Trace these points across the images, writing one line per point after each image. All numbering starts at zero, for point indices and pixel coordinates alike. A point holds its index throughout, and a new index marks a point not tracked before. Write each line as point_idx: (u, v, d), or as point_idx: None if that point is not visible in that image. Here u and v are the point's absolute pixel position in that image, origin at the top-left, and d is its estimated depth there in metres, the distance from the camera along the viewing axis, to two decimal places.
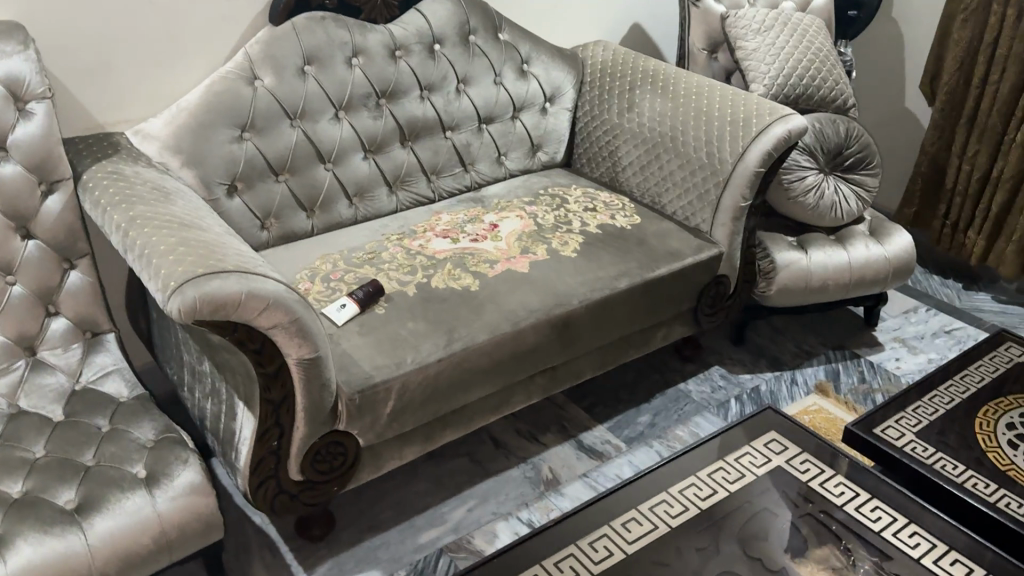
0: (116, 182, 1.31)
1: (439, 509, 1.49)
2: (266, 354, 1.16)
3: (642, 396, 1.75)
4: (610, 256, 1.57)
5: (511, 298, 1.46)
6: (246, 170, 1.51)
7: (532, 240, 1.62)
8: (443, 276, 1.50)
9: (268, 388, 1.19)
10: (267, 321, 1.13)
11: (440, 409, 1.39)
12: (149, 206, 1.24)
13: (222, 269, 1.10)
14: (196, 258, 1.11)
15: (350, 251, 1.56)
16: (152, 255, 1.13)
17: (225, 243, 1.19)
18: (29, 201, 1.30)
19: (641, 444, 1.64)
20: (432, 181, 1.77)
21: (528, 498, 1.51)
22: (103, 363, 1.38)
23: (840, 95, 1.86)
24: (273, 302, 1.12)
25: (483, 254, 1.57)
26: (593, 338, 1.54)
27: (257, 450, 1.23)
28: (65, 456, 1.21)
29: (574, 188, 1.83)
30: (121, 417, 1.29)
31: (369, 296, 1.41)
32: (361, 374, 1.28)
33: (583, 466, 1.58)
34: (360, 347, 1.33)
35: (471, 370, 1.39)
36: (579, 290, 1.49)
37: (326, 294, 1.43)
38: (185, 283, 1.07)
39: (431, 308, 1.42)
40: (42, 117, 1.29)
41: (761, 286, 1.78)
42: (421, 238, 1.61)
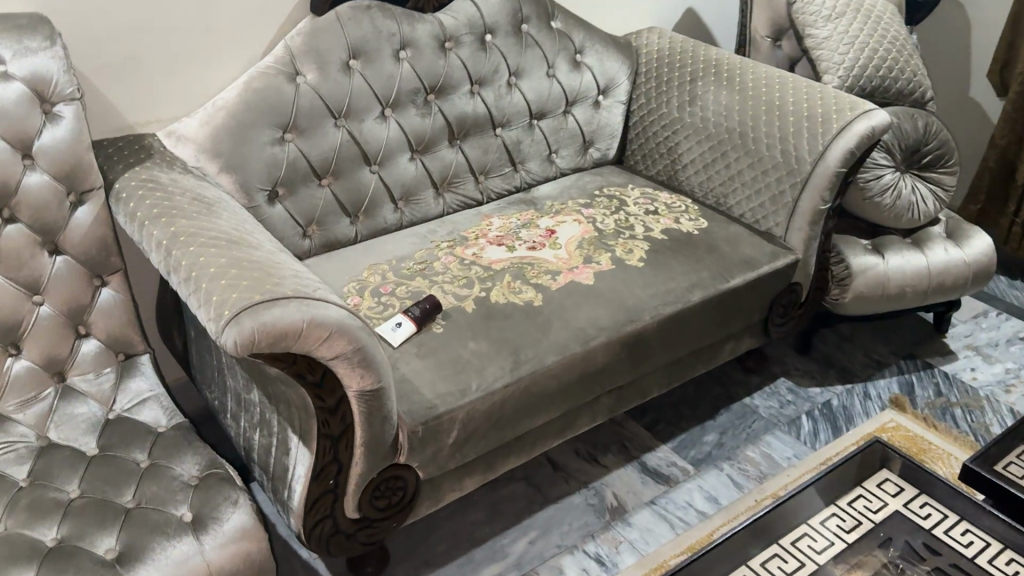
0: (153, 192, 1.19)
1: (498, 541, 1.38)
2: (326, 387, 1.05)
3: (707, 412, 1.64)
4: (681, 264, 1.45)
5: (579, 313, 1.34)
6: (288, 173, 1.40)
7: (594, 247, 1.48)
8: (501, 290, 1.37)
9: (326, 421, 1.07)
10: (328, 351, 1.02)
11: (503, 437, 1.28)
12: (193, 221, 1.13)
13: (281, 294, 0.99)
14: (251, 281, 1.00)
15: (399, 261, 1.44)
16: (199, 279, 1.02)
17: (280, 263, 1.08)
18: (58, 213, 1.18)
19: (710, 465, 1.52)
20: (481, 182, 1.64)
21: (593, 529, 1.40)
22: (137, 389, 1.26)
23: (918, 88, 1.74)
24: (335, 331, 1.01)
25: (544, 264, 1.43)
26: (663, 355, 1.42)
27: (313, 489, 1.12)
28: (103, 497, 1.11)
29: (633, 188, 1.70)
30: (160, 450, 1.18)
31: (426, 313, 1.29)
32: (423, 403, 1.16)
33: (650, 492, 1.47)
34: (420, 373, 1.21)
35: (538, 394, 1.27)
36: (650, 303, 1.36)
37: (378, 311, 1.31)
38: (240, 312, 0.96)
39: (494, 325, 1.29)
40: (71, 120, 1.17)
41: (833, 293, 1.67)
42: (474, 245, 1.49)
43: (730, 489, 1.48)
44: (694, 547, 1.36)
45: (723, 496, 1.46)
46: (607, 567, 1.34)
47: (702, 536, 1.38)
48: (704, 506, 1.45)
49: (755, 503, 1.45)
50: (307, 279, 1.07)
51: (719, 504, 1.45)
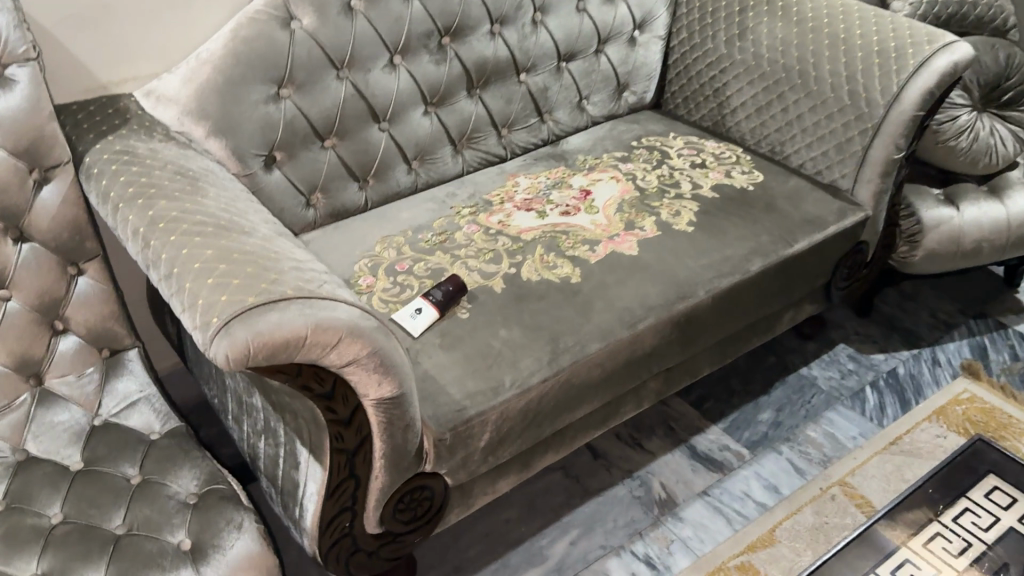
0: (128, 167, 1.02)
1: (536, 542, 1.24)
2: (338, 397, 0.89)
3: (759, 386, 1.48)
4: (736, 228, 1.28)
5: (624, 289, 1.17)
6: (287, 135, 1.22)
7: (636, 211, 1.31)
8: (533, 266, 1.20)
9: (340, 435, 0.92)
10: (339, 358, 0.86)
11: (541, 434, 1.12)
12: (175, 202, 0.96)
13: (280, 294, 0.83)
14: (243, 278, 0.84)
15: (415, 232, 1.27)
16: (182, 276, 0.85)
17: (280, 251, 0.91)
18: (19, 195, 1.00)
19: (767, 449, 1.38)
20: (504, 135, 1.46)
21: (641, 526, 1.26)
22: (124, 391, 1.11)
23: (999, 14, 1.53)
24: (346, 336, 0.85)
25: (580, 232, 1.26)
26: (717, 332, 1.25)
27: (328, 508, 0.97)
28: (88, 522, 0.96)
29: (675, 137, 1.52)
30: (153, 463, 1.03)
31: (448, 298, 1.12)
32: (449, 406, 1.01)
33: (702, 481, 1.32)
34: (445, 369, 1.05)
35: (580, 386, 1.11)
36: (704, 276, 1.19)
37: (395, 293, 1.15)
38: (231, 319, 0.80)
39: (527, 307, 1.13)
40: (26, 85, 0.99)
41: (901, 250, 1.49)
42: (500, 211, 1.32)
43: (791, 476, 1.33)
44: (755, 547, 1.22)
45: (784, 485, 1.32)
46: (659, 571, 1.20)
47: (762, 532, 1.24)
48: (764, 497, 1.30)
49: (820, 492, 1.30)
50: (312, 270, 0.90)
51: (779, 494, 1.31)
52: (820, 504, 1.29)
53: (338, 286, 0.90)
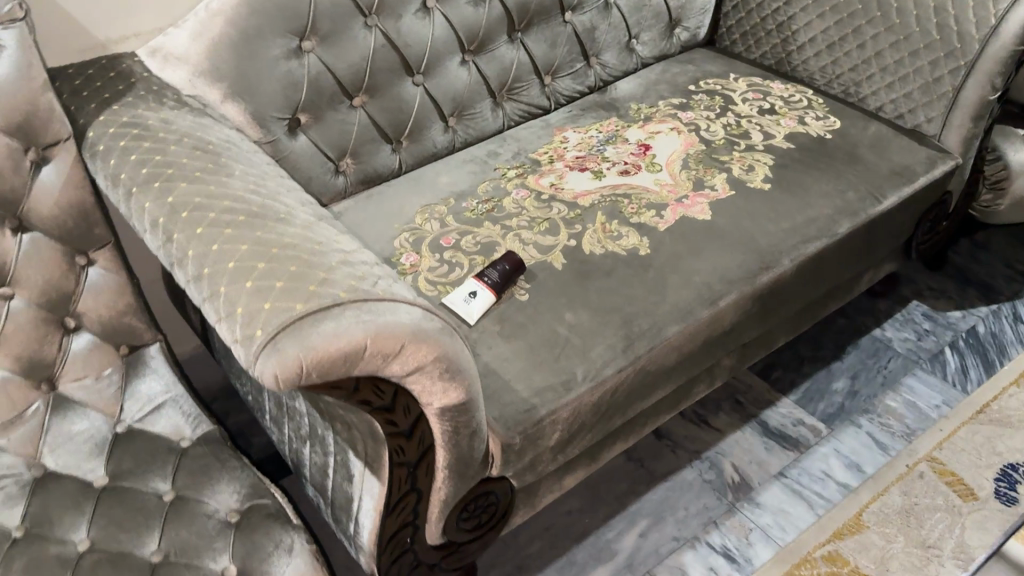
0: (139, 142, 0.88)
1: (602, 535, 1.14)
2: (399, 409, 0.78)
3: (829, 352, 1.37)
4: (816, 184, 1.14)
5: (699, 259, 1.04)
6: (312, 95, 1.08)
7: (702, 168, 1.17)
8: (594, 236, 1.06)
9: (400, 449, 0.81)
10: (402, 368, 0.74)
11: (612, 425, 1.01)
12: (197, 185, 0.82)
13: (332, 299, 0.70)
14: (287, 278, 0.72)
15: (459, 199, 1.14)
16: (215, 278, 0.73)
17: (324, 242, 0.78)
18: (15, 176, 0.86)
19: (844, 422, 1.27)
20: (548, 83, 1.32)
21: (715, 514, 1.16)
22: (147, 394, 1.00)
23: None
24: (410, 343, 0.73)
25: (644, 194, 1.13)
26: (796, 302, 1.13)
27: (387, 525, 0.86)
28: (121, 548, 0.85)
29: (736, 80, 1.37)
30: (187, 476, 0.92)
31: (505, 280, 0.99)
32: (516, 406, 0.89)
33: (778, 461, 1.22)
34: (508, 362, 0.93)
35: (656, 372, 1.00)
36: (787, 242, 1.07)
37: (443, 273, 1.02)
38: (278, 333, 0.67)
39: (594, 285, 1.00)
40: (15, 50, 0.84)
41: (985, 199, 1.37)
42: (551, 171, 1.18)
43: (873, 453, 1.23)
44: (842, 534, 1.13)
45: (867, 463, 1.22)
46: (739, 564, 1.10)
47: (848, 518, 1.15)
48: (845, 477, 1.20)
49: (906, 470, 1.20)
50: (362, 263, 0.78)
51: (862, 473, 1.20)
52: (908, 483, 1.19)
53: (394, 282, 0.77)
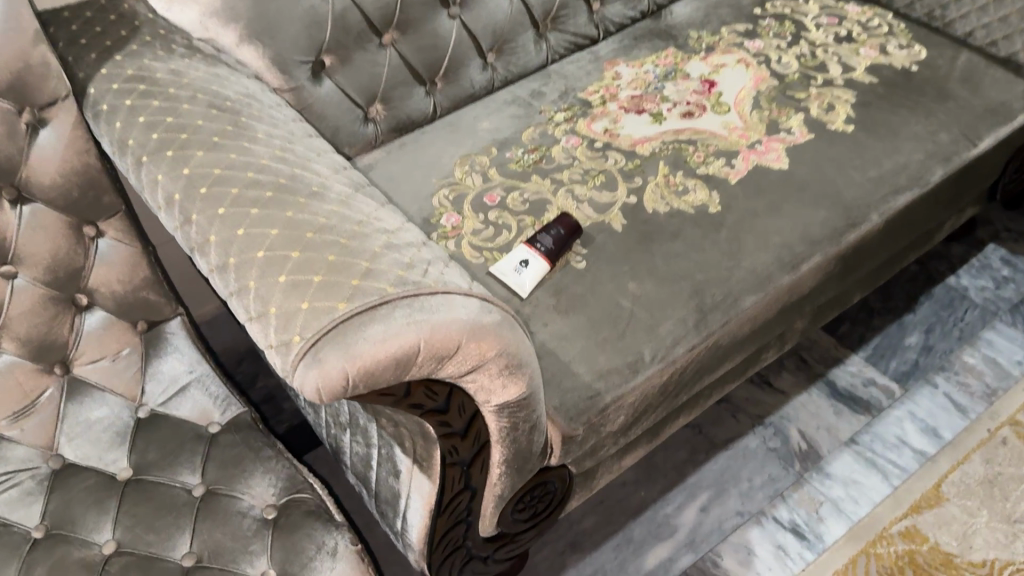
0: (147, 100, 0.77)
1: (660, 508, 1.07)
2: (453, 409, 0.69)
3: (900, 302, 1.27)
4: (903, 127, 1.02)
5: (776, 216, 0.93)
6: (338, 34, 0.96)
7: (775, 108, 1.05)
8: (656, 191, 0.95)
9: (454, 448, 0.72)
10: (458, 368, 0.65)
11: (678, 402, 0.92)
12: (217, 152, 0.72)
13: (380, 296, 0.60)
14: (326, 269, 0.61)
15: (502, 148, 1.03)
16: (242, 268, 0.63)
17: (366, 221, 0.68)
18: (9, 144, 0.75)
19: (918, 382, 1.18)
20: (597, 10, 1.18)
21: (782, 486, 1.08)
22: (171, 374, 0.91)
23: None
24: (467, 343, 0.63)
25: (711, 141, 1.01)
26: (877, 258, 1.02)
27: (438, 525, 0.78)
28: (147, 552, 0.78)
29: (806, 3, 1.24)
30: (217, 468, 0.84)
31: (559, 247, 0.88)
32: (579, 393, 0.80)
33: (848, 426, 1.13)
34: (569, 341, 0.83)
35: (728, 345, 0.90)
36: (873, 195, 0.95)
37: (490, 236, 0.92)
38: (318, 339, 0.58)
39: (660, 249, 0.90)
40: None
41: None
42: (605, 113, 1.06)
43: (950, 415, 1.14)
44: (920, 507, 1.05)
45: (945, 427, 1.13)
46: (809, 542, 1.03)
47: (926, 489, 1.07)
48: (922, 443, 1.11)
49: (988, 436, 1.11)
50: (409, 245, 0.67)
51: (940, 438, 1.12)
52: (990, 450, 1.10)
53: (446, 268, 0.67)
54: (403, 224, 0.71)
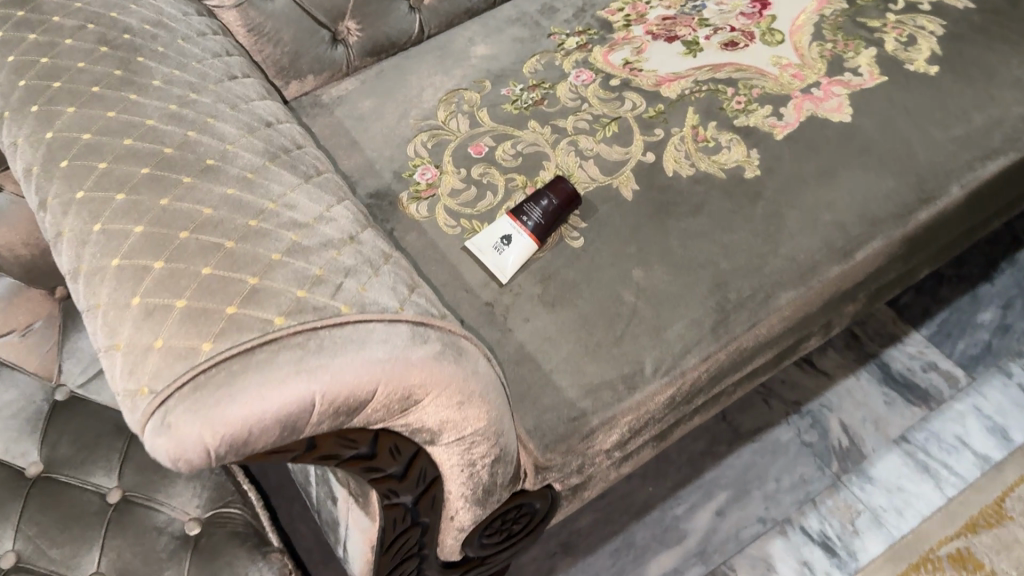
0: (22, 31, 0.61)
1: (671, 508, 0.92)
2: (383, 454, 0.54)
3: (975, 269, 1.08)
4: (1002, 69, 0.81)
5: (828, 185, 0.74)
6: None
7: (841, 40, 0.84)
8: (680, 148, 0.77)
9: (391, 491, 0.58)
10: (381, 412, 0.49)
11: (691, 409, 0.77)
12: (92, 110, 0.55)
13: (261, 333, 0.45)
14: (196, 291, 0.46)
15: (497, 82, 0.85)
16: (93, 282, 0.48)
17: (269, 211, 0.52)
18: None
19: (988, 370, 1.00)
20: None
21: (815, 490, 0.93)
22: (92, 351, 0.79)
23: None
24: (385, 390, 0.47)
25: (757, 82, 0.81)
26: (953, 234, 0.83)
27: (384, 563, 0.65)
28: (49, 572, 0.67)
29: None
30: (137, 470, 0.72)
31: (550, 222, 0.72)
32: (559, 414, 0.64)
33: (899, 420, 0.97)
34: (553, 344, 0.67)
35: (756, 347, 0.73)
36: (957, 161, 0.75)
37: (470, 199, 0.76)
38: (170, 397, 0.43)
39: (676, 227, 0.72)
40: None
41: None
42: (627, 40, 0.87)
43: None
44: (977, 526, 0.89)
45: (1015, 428, 0.96)
46: (840, 559, 0.88)
47: (986, 504, 0.91)
48: (986, 446, 0.95)
49: None
50: (323, 248, 0.51)
51: (1009, 442, 0.95)
52: None
53: (369, 281, 0.51)
54: (325, 214, 0.55)
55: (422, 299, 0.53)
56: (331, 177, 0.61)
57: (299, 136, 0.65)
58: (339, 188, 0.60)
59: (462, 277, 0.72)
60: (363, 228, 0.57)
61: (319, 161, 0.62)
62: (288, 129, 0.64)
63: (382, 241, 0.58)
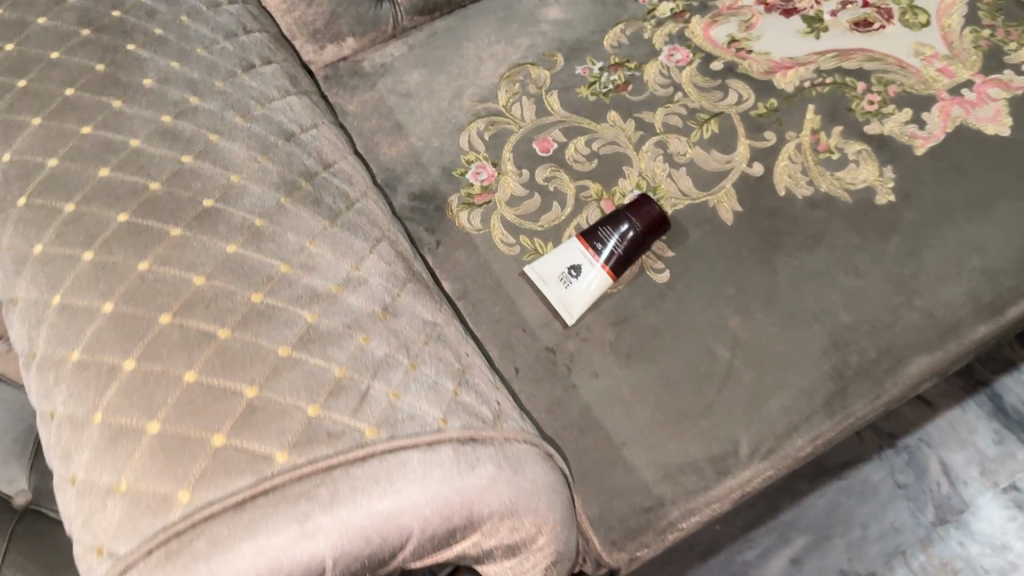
0: None
1: (740, 551, 0.82)
2: None
3: None
4: None
5: (980, 220, 0.60)
6: None
7: (1002, 26, 0.68)
8: (795, 160, 0.63)
9: None
10: (418, 555, 0.37)
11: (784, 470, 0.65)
12: (62, 123, 0.43)
13: (255, 479, 0.33)
14: (174, 412, 0.34)
15: (572, 58, 0.71)
16: (49, 380, 0.36)
17: (280, 279, 0.40)
18: None
19: None
20: None
21: (907, 542, 0.82)
22: None
23: None
24: (422, 538, 0.36)
25: (895, 77, 0.65)
26: None
27: None
28: None
29: None
30: None
31: (630, 253, 0.59)
32: (632, 502, 0.53)
33: (1009, 465, 0.85)
34: (628, 410, 0.55)
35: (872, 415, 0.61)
36: None
37: (533, 210, 0.63)
38: (133, 566, 0.32)
39: (786, 265, 0.59)
40: None
41: None
42: (734, 10, 0.71)
43: None
44: None
45: None
46: None
47: None
48: None
49: None
50: (346, 335, 0.39)
51: None
52: None
53: (405, 381, 0.39)
54: (352, 278, 0.42)
55: (471, 397, 0.41)
56: (363, 207, 0.49)
57: (327, 146, 0.52)
58: (372, 226, 0.48)
59: (520, 313, 0.60)
60: (400, 288, 0.45)
61: (349, 185, 0.50)
62: (313, 139, 0.51)
63: (424, 302, 0.46)
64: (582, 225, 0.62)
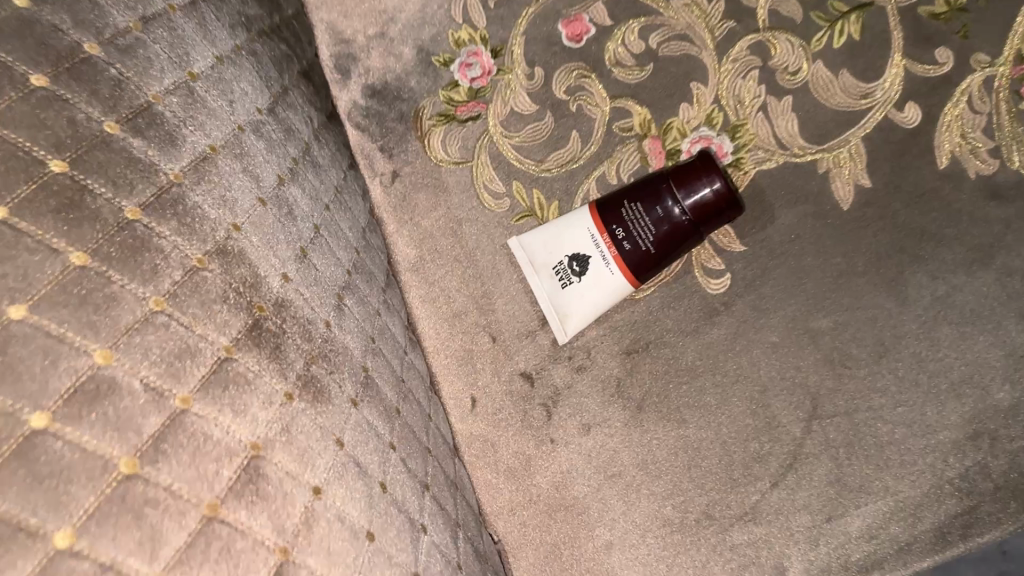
0: None
1: None
2: None
3: None
4: None
5: None
6: None
7: None
8: (978, 107, 0.37)
9: None
10: None
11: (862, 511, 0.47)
12: None
13: None
14: None
15: None
16: None
17: None
18: None
19: None
20: None
21: None
22: None
23: None
24: None
25: None
26: None
27: None
28: None
29: None
30: None
31: (666, 248, 0.37)
32: None
33: None
34: (625, 494, 0.37)
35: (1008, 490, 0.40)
36: None
37: (542, 137, 0.42)
38: None
39: (923, 292, 0.36)
40: None
41: None
42: None
43: None
44: None
45: None
46: None
47: None
48: None
49: None
50: (16, 538, 0.21)
51: None
52: None
53: None
54: (77, 392, 0.23)
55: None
56: (182, 196, 0.28)
57: (152, 62, 0.30)
58: (185, 246, 0.28)
59: (493, 309, 0.41)
60: (193, 382, 0.25)
61: (165, 149, 0.29)
62: (117, 59, 0.29)
63: (248, 395, 0.27)
64: (610, 176, 0.41)
